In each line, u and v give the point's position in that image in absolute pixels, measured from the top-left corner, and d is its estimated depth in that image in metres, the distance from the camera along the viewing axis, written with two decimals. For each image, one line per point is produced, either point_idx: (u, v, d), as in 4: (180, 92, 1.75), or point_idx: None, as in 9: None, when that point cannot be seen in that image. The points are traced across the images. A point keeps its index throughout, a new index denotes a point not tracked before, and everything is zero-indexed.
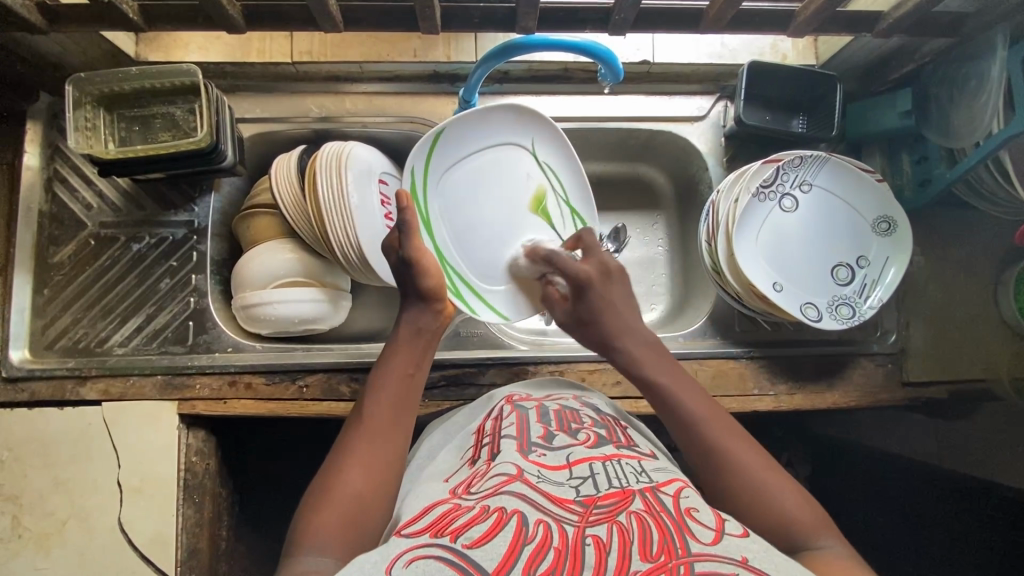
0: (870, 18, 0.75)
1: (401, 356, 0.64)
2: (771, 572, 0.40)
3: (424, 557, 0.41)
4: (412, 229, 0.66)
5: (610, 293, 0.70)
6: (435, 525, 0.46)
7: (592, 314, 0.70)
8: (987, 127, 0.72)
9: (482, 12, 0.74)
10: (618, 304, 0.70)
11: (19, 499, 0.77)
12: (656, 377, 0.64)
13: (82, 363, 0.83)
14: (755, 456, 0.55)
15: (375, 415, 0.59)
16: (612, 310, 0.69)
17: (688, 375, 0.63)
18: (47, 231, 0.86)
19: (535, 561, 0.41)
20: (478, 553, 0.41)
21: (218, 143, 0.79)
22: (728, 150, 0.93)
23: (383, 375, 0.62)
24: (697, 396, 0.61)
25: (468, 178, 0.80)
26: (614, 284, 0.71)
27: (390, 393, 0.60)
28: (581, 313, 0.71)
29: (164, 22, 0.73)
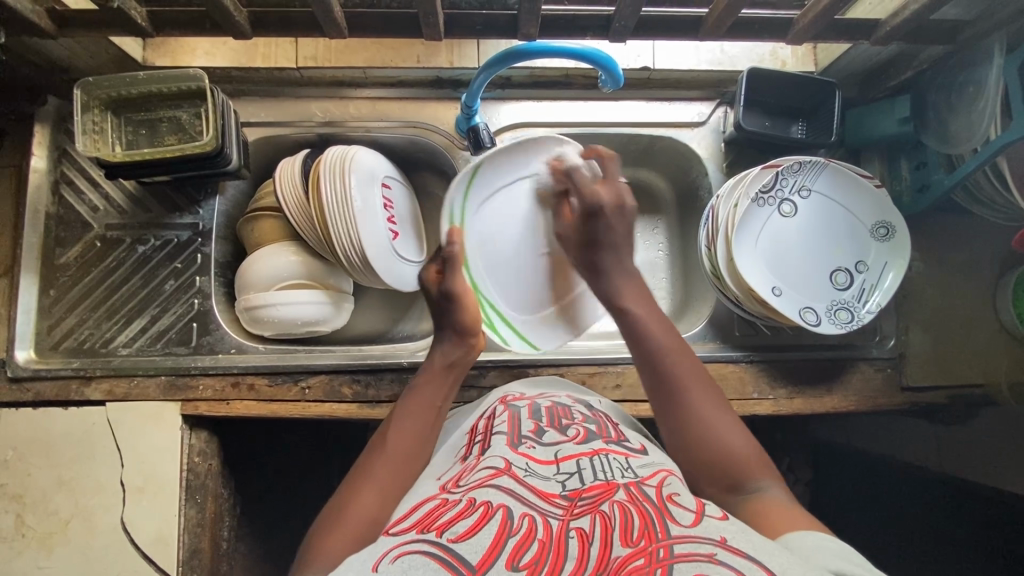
0: (867, 25, 0.76)
1: (426, 388, 0.67)
2: (749, 550, 0.41)
3: (410, 552, 0.42)
4: (453, 263, 0.69)
5: (618, 226, 0.67)
6: (423, 521, 0.46)
7: (593, 240, 0.67)
8: (986, 132, 0.73)
9: (484, 19, 0.75)
10: (621, 241, 0.67)
11: (23, 497, 0.78)
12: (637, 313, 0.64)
13: (87, 364, 0.84)
14: (711, 395, 0.59)
15: (396, 440, 0.61)
16: (611, 246, 0.67)
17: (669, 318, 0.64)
18: (54, 233, 0.87)
19: (518, 551, 0.41)
20: (461, 547, 0.42)
21: (224, 146, 0.80)
22: (728, 156, 0.94)
23: (408, 405, 0.65)
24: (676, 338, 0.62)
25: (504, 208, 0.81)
26: (624, 218, 0.67)
27: (411, 422, 0.63)
28: (574, 238, 0.70)
29: (172, 27, 0.73)
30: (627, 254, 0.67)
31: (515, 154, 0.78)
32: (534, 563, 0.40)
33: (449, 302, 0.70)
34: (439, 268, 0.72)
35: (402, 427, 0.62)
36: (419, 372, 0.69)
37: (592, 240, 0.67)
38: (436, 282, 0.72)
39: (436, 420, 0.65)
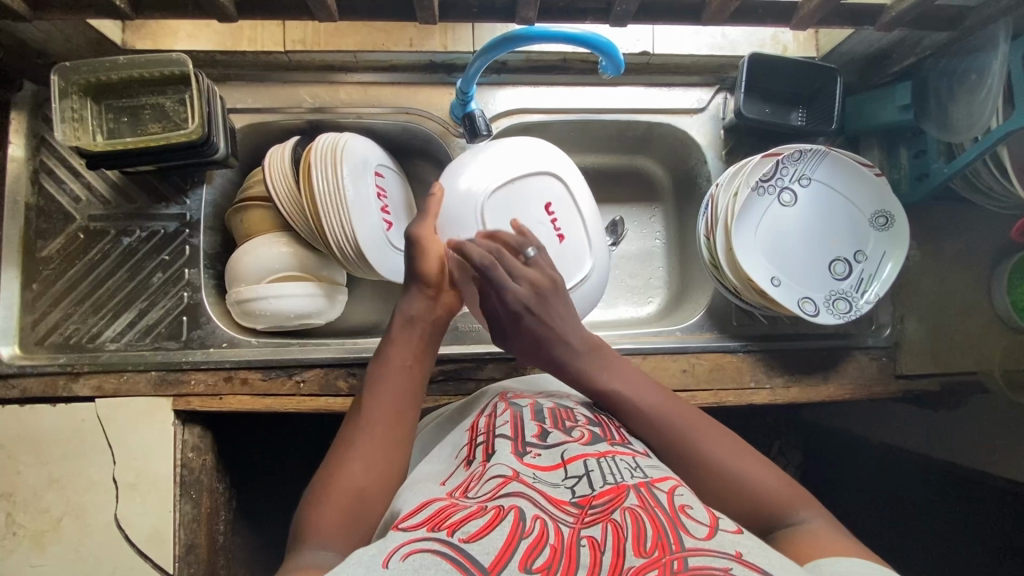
0: (873, 10, 0.74)
1: (399, 347, 0.65)
2: (765, 566, 0.40)
3: (420, 551, 0.41)
4: (416, 210, 0.72)
5: (558, 309, 0.68)
6: (433, 518, 0.46)
7: (539, 337, 0.67)
8: (986, 122, 0.72)
9: (480, 1, 0.72)
10: (567, 331, 0.67)
11: (13, 496, 0.77)
12: (610, 385, 0.65)
13: (74, 360, 0.82)
14: (733, 451, 0.58)
15: (377, 414, 0.59)
16: (558, 338, 0.67)
17: (639, 379, 0.65)
18: (34, 224, 0.84)
19: (531, 555, 0.41)
20: (474, 548, 0.41)
21: (211, 134, 0.77)
22: (727, 143, 0.92)
23: (382, 372, 0.63)
24: (677, 411, 0.62)
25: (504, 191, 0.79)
26: (556, 300, 0.68)
27: (387, 392, 0.61)
28: (528, 338, 0.68)
29: (152, 9, 0.70)
30: (575, 335, 0.68)
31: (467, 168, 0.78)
32: (548, 567, 0.40)
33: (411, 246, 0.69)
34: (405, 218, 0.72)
35: (381, 398, 0.60)
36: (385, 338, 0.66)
37: (539, 335, 0.67)
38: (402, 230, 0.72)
39: (411, 390, 0.62)
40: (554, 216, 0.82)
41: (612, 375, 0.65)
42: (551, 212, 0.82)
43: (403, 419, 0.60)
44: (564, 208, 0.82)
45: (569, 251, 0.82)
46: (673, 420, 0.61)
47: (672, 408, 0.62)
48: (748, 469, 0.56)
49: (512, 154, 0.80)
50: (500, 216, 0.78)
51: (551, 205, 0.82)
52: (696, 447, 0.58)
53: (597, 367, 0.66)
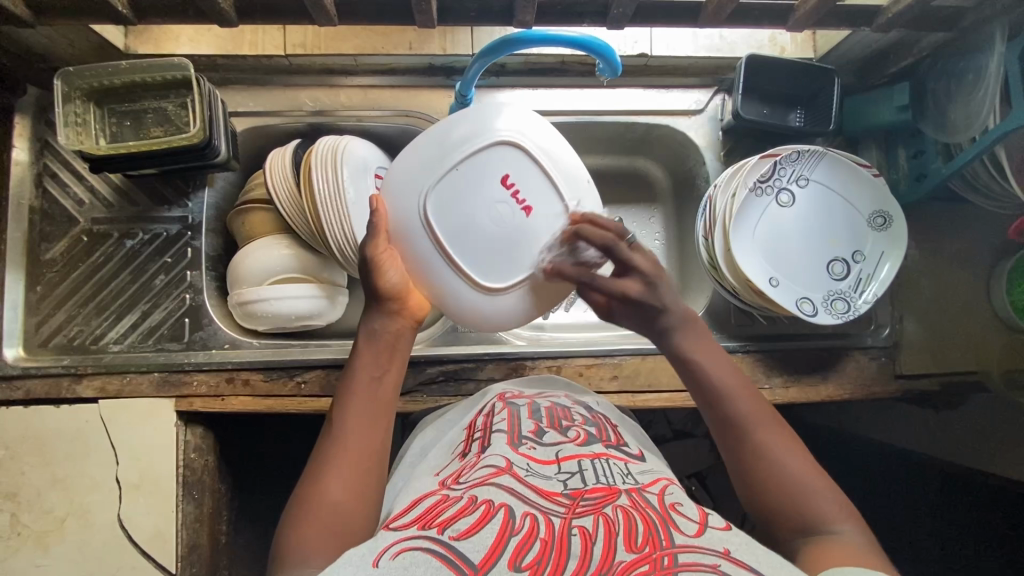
0: (869, 12, 0.74)
1: (367, 358, 0.62)
2: (753, 563, 0.41)
3: (410, 549, 0.42)
4: (375, 229, 0.63)
5: (666, 292, 0.64)
6: (423, 517, 0.46)
7: (647, 314, 0.64)
8: (984, 121, 0.72)
9: (478, 5, 0.72)
10: (675, 305, 0.64)
11: (17, 496, 0.78)
12: (693, 356, 0.63)
13: (77, 361, 0.83)
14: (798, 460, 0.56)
15: (349, 430, 0.58)
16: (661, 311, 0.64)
17: (723, 354, 0.64)
18: (38, 227, 0.85)
19: (521, 551, 0.41)
20: (464, 545, 0.42)
21: (212, 138, 0.78)
22: (725, 144, 0.93)
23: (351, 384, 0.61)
24: (753, 400, 0.60)
25: (451, 191, 0.63)
26: (666, 280, 0.64)
27: (359, 404, 0.59)
28: (633, 311, 0.65)
29: (154, 14, 0.71)
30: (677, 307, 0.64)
31: (405, 187, 0.64)
32: (537, 563, 0.40)
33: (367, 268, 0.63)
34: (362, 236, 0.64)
35: (352, 412, 0.59)
36: (353, 349, 0.63)
37: (647, 311, 0.64)
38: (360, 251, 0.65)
39: (384, 398, 0.61)
40: (515, 189, 0.63)
41: (697, 348, 0.64)
42: (510, 185, 0.63)
43: (378, 431, 0.59)
44: (528, 178, 0.63)
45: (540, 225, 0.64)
46: (742, 404, 0.60)
47: (748, 396, 0.60)
48: (806, 475, 0.55)
49: (453, 136, 0.63)
50: (453, 208, 0.63)
51: (510, 175, 0.63)
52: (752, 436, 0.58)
53: (689, 340, 0.64)
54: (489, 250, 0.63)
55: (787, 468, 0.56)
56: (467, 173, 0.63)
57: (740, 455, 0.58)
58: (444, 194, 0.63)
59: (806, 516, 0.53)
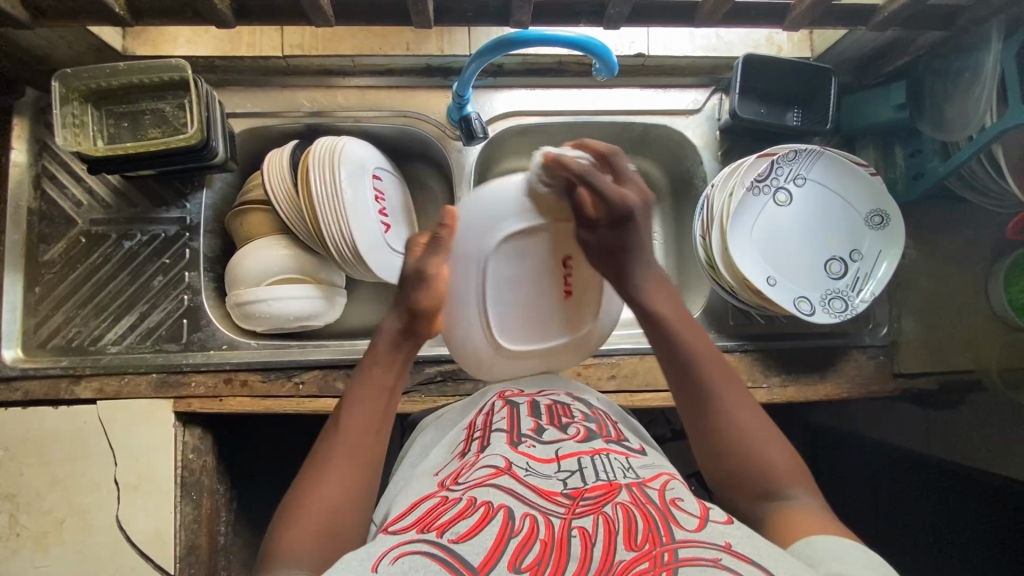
0: (865, 11, 0.74)
1: (379, 366, 0.63)
2: (754, 556, 0.41)
3: (410, 553, 0.42)
4: (444, 249, 0.63)
5: (642, 229, 0.65)
6: (423, 519, 0.47)
7: (621, 246, 0.63)
8: (981, 119, 0.72)
9: (474, 5, 0.73)
10: (647, 244, 0.65)
11: (16, 497, 0.78)
12: (660, 311, 0.64)
13: (76, 362, 0.83)
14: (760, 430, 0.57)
15: (352, 433, 0.58)
16: (637, 250, 0.64)
17: (689, 314, 0.64)
18: (37, 228, 0.85)
19: (521, 552, 0.41)
20: (463, 548, 0.42)
21: (210, 139, 0.78)
22: (723, 144, 0.93)
23: (360, 390, 0.61)
24: (717, 362, 0.61)
25: (519, 255, 0.65)
26: (646, 218, 0.65)
27: (366, 409, 0.60)
28: (611, 241, 0.63)
29: (151, 16, 0.71)
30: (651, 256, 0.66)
31: (479, 227, 0.63)
32: (537, 564, 0.40)
33: (421, 281, 0.62)
34: (426, 240, 0.64)
35: (357, 416, 0.59)
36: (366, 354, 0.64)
37: (625, 242, 0.63)
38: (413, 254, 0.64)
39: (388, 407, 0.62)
40: (570, 275, 0.68)
41: (665, 304, 0.64)
42: (568, 267, 0.67)
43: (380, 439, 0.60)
44: (585, 268, 0.68)
45: (574, 311, 0.70)
46: (706, 367, 0.60)
47: (712, 358, 0.61)
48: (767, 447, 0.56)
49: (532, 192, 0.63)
50: (506, 270, 0.65)
51: (570, 260, 0.67)
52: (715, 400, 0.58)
53: (651, 289, 0.65)
54: (524, 320, 0.68)
55: (734, 418, 0.57)
56: (534, 242, 0.65)
57: (698, 415, 0.59)
58: (505, 252, 0.64)
59: (770, 487, 0.54)
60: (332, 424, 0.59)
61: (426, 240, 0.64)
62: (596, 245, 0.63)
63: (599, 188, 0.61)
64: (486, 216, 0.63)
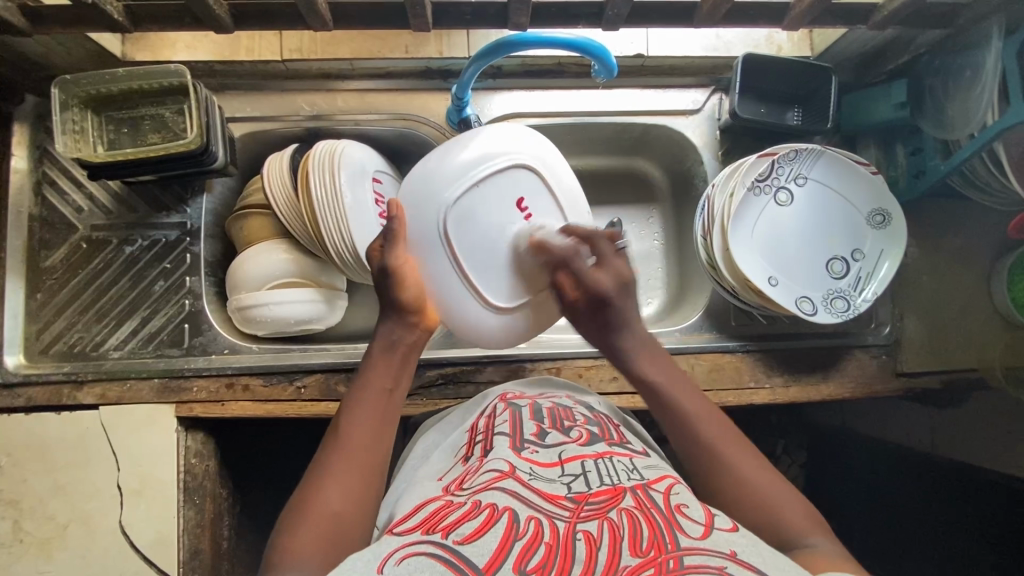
0: (864, 10, 0.74)
1: (379, 369, 0.63)
2: (760, 565, 0.41)
3: (416, 554, 0.42)
4: (396, 237, 0.65)
5: (625, 304, 0.68)
6: (428, 520, 0.46)
7: (606, 322, 0.68)
8: (982, 118, 0.72)
9: (473, 8, 0.72)
10: (632, 319, 0.68)
11: (20, 503, 0.78)
12: (652, 375, 0.65)
13: (78, 368, 0.83)
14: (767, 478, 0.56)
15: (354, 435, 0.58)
16: (622, 323, 0.68)
17: (683, 375, 0.65)
18: (38, 234, 0.85)
19: (526, 554, 0.41)
20: (468, 549, 0.42)
21: (209, 144, 0.78)
22: (723, 144, 0.93)
23: (362, 392, 0.61)
24: (716, 422, 0.60)
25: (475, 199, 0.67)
26: (628, 297, 0.68)
27: (369, 411, 0.60)
28: (596, 319, 0.69)
29: (150, 22, 0.71)
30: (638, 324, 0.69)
31: (432, 185, 0.66)
32: (542, 566, 0.40)
33: (392, 280, 0.65)
34: (382, 243, 0.67)
35: (359, 418, 0.59)
36: (366, 357, 0.64)
37: (608, 320, 0.68)
38: (377, 259, 0.67)
39: (390, 407, 0.61)
40: (528, 211, 0.69)
41: (654, 367, 0.66)
42: (525, 208, 0.69)
43: (384, 440, 0.59)
44: (541, 202, 0.70)
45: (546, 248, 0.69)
46: (706, 425, 0.60)
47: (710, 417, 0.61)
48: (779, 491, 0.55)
49: (471, 159, 0.67)
50: (470, 226, 0.67)
51: (524, 199, 0.69)
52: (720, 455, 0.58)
53: (640, 355, 0.67)
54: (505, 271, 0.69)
55: (735, 464, 0.57)
56: (487, 190, 0.67)
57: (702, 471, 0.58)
58: (464, 210, 0.67)
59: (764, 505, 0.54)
60: (332, 432, 0.59)
61: (381, 243, 0.67)
62: (586, 326, 0.70)
63: (578, 274, 0.67)
64: (436, 179, 0.66)
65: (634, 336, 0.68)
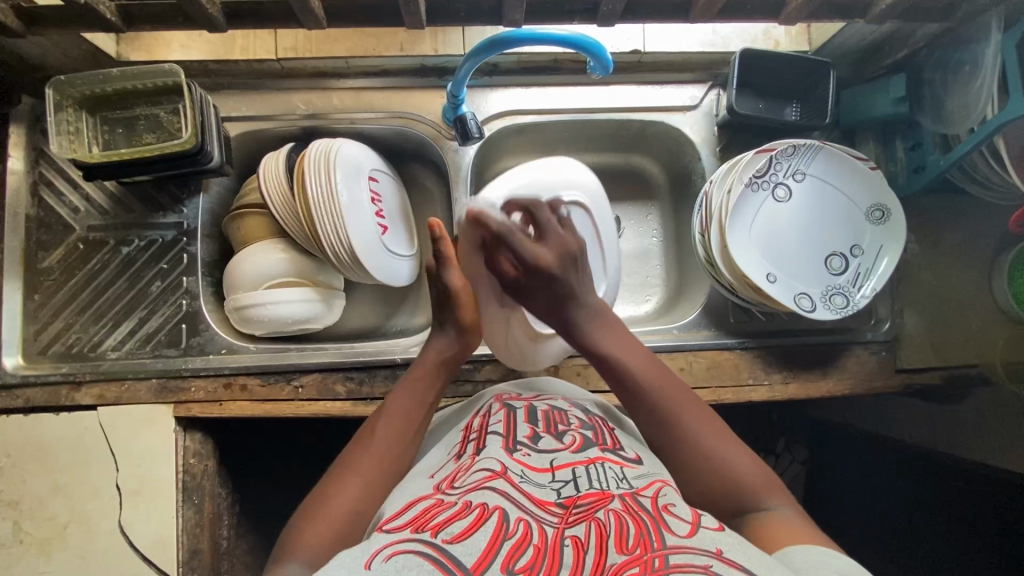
0: (862, 4, 0.73)
1: (411, 390, 0.66)
2: (746, 563, 0.41)
3: (403, 551, 0.41)
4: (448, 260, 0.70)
5: (574, 279, 0.67)
6: (418, 519, 0.46)
7: (557, 297, 0.67)
8: (981, 112, 0.71)
9: (467, 5, 0.72)
10: (581, 291, 0.67)
11: (18, 504, 0.78)
12: (608, 351, 0.66)
13: (77, 369, 0.83)
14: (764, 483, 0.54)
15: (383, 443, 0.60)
16: (571, 296, 0.67)
17: (647, 354, 0.66)
18: (35, 236, 0.85)
19: (513, 556, 0.41)
20: (456, 548, 0.41)
21: (204, 143, 0.78)
22: (721, 139, 0.92)
23: (394, 408, 0.64)
24: (705, 420, 0.59)
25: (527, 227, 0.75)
26: (575, 267, 0.67)
27: (399, 425, 0.62)
28: (544, 294, 0.67)
29: (143, 21, 0.71)
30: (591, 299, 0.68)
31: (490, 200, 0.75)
32: (530, 568, 0.40)
33: (448, 298, 0.71)
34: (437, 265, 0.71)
35: (388, 429, 0.62)
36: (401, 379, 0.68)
37: (557, 294, 0.67)
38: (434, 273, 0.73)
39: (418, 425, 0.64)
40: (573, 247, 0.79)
41: (609, 341, 0.67)
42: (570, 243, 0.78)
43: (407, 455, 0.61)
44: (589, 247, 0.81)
45: None
46: (694, 428, 0.59)
47: (697, 415, 0.60)
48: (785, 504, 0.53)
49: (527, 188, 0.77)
50: None
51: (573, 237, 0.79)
52: (720, 462, 0.56)
53: (597, 329, 0.67)
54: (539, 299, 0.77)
55: (699, 437, 0.58)
56: (544, 221, 0.76)
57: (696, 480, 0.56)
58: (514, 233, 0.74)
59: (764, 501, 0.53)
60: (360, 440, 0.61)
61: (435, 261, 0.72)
62: (535, 300, 0.69)
63: (518, 250, 0.66)
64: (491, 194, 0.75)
65: (588, 311, 0.68)
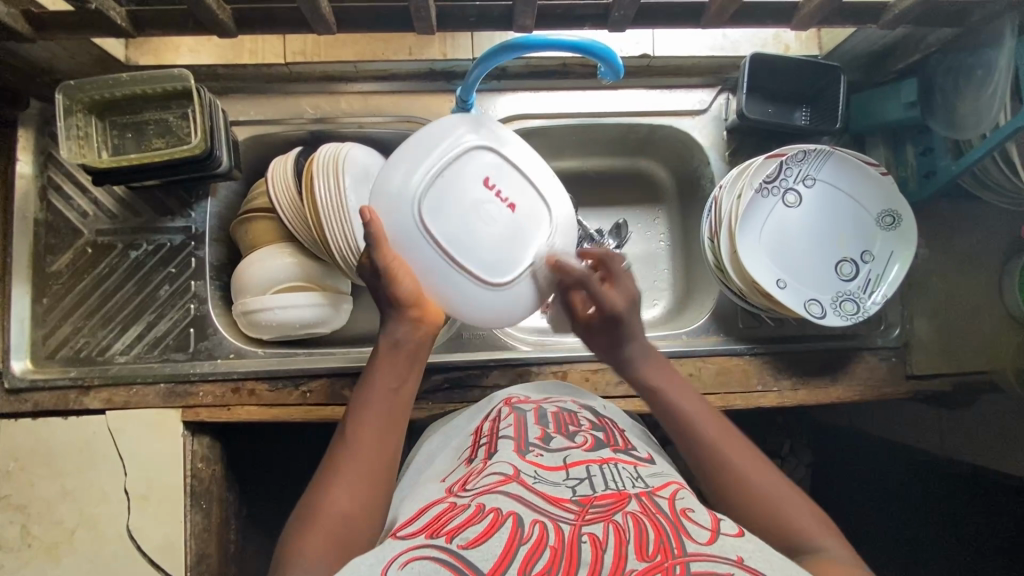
0: (875, 10, 0.73)
1: (385, 371, 0.63)
2: (766, 571, 0.40)
3: (419, 558, 0.41)
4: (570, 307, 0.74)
5: (636, 322, 0.71)
6: (432, 525, 0.46)
7: (613, 339, 0.72)
8: (994, 118, 0.71)
9: (478, 10, 0.72)
10: (640, 335, 0.71)
11: (27, 508, 0.78)
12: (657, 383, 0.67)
13: (84, 373, 0.83)
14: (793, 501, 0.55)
15: (361, 436, 0.58)
16: (631, 335, 0.71)
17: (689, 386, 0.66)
18: (43, 240, 0.85)
19: (530, 560, 0.41)
20: (472, 554, 0.41)
21: (213, 148, 0.78)
22: (730, 143, 0.92)
23: (368, 392, 0.61)
24: (742, 449, 0.59)
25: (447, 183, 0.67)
26: (637, 312, 0.71)
27: (376, 412, 0.60)
28: (606, 334, 0.72)
29: (153, 27, 0.71)
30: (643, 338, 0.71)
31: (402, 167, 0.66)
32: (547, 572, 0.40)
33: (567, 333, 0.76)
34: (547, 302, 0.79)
35: (364, 419, 0.59)
36: (372, 359, 0.65)
37: (617, 337, 0.71)
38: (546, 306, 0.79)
39: (397, 406, 0.62)
40: (497, 189, 0.69)
41: (656, 374, 0.68)
42: (495, 187, 0.69)
43: (390, 442, 0.59)
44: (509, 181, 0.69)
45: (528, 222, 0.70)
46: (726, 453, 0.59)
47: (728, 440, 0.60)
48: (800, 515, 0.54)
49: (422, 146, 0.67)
50: (445, 210, 0.67)
51: (491, 178, 0.69)
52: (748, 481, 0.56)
53: (645, 363, 0.70)
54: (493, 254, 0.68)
55: (736, 462, 0.57)
56: (456, 168, 0.67)
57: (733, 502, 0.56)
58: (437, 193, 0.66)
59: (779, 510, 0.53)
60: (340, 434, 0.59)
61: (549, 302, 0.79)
62: (597, 341, 0.73)
63: (594, 294, 0.70)
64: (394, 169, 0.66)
65: (654, 364, 0.69)
